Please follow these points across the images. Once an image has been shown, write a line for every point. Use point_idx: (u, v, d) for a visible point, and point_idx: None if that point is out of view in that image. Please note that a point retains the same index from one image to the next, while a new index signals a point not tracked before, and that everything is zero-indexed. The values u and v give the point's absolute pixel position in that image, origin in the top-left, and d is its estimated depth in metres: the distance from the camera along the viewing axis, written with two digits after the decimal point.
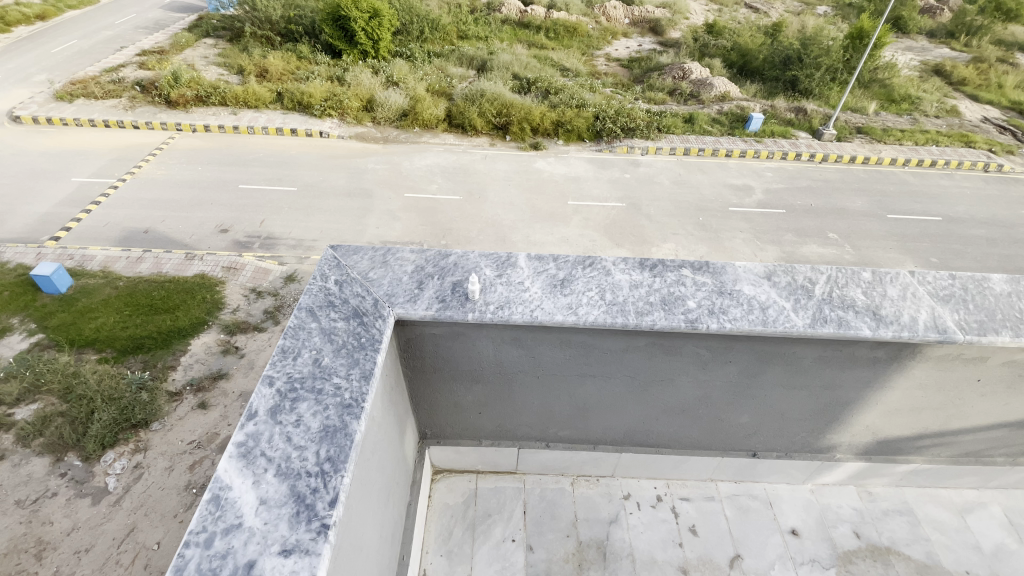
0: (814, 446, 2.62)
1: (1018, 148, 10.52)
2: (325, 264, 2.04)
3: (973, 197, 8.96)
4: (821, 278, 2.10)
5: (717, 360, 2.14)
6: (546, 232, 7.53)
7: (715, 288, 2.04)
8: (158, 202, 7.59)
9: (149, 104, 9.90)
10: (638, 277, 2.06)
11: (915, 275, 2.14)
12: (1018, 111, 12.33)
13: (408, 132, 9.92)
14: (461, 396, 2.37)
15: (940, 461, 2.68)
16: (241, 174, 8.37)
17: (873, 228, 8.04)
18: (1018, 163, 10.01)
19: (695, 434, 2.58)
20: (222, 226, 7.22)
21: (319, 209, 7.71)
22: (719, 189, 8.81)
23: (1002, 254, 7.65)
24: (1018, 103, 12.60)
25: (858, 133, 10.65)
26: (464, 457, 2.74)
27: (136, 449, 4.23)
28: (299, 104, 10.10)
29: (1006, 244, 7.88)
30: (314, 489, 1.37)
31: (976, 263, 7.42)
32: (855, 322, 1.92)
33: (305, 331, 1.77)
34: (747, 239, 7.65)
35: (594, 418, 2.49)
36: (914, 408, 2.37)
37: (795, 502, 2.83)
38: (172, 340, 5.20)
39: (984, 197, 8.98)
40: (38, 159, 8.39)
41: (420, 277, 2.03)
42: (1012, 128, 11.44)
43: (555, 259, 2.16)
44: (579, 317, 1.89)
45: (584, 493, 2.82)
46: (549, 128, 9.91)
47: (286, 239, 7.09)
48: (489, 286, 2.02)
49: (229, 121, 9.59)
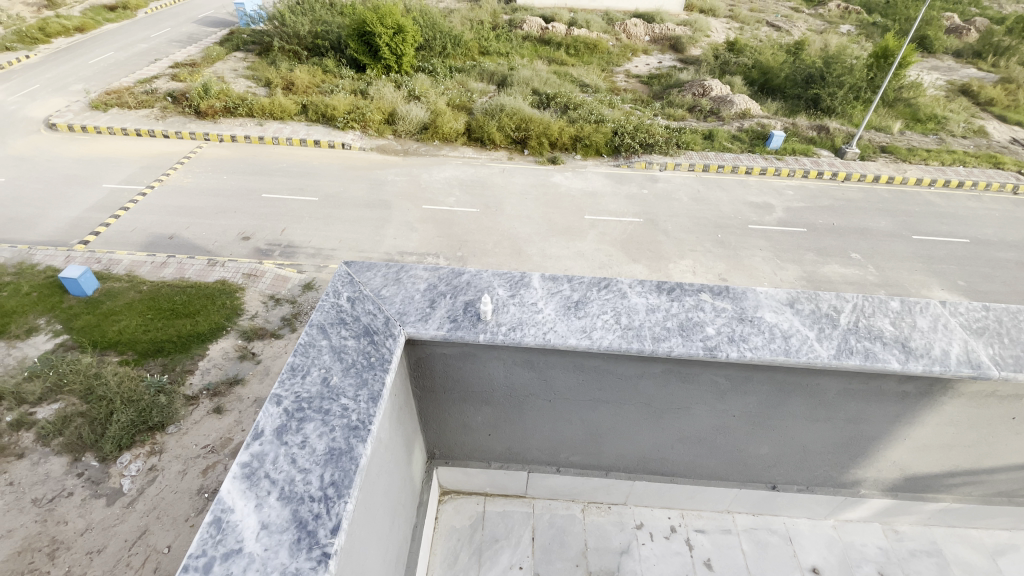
0: (838, 480, 2.50)
1: None
2: (338, 280, 2.03)
3: (1002, 220, 8.69)
4: (847, 306, 2.06)
5: (736, 390, 2.07)
6: (562, 246, 7.50)
7: (735, 314, 2.00)
8: (184, 209, 7.76)
9: (179, 114, 10.19)
10: (655, 301, 2.03)
11: (946, 305, 2.07)
12: None
13: (428, 145, 10.03)
14: (470, 417, 2.32)
15: (971, 500, 2.52)
16: (264, 184, 8.53)
17: (897, 249, 7.85)
18: None
19: (712, 464, 2.48)
20: (245, 234, 7.35)
21: (338, 219, 7.81)
22: (739, 207, 8.68)
23: None
24: None
25: (883, 151, 10.49)
26: (472, 478, 2.67)
27: (151, 451, 4.26)
28: (323, 117, 10.31)
29: None
30: (317, 515, 1.33)
31: (1006, 287, 7.18)
32: (882, 354, 1.86)
33: (315, 348, 1.75)
34: (767, 258, 7.51)
35: (608, 443, 2.42)
36: (945, 444, 2.25)
37: (816, 539, 2.70)
38: (192, 345, 5.27)
39: (1014, 220, 8.70)
40: (71, 165, 8.66)
41: (433, 295, 2.02)
42: None
43: (570, 279, 2.13)
44: (593, 341, 1.85)
45: (595, 521, 2.73)
46: (567, 143, 9.93)
47: (305, 247, 7.18)
48: (501, 306, 1.98)
49: (255, 132, 9.81)
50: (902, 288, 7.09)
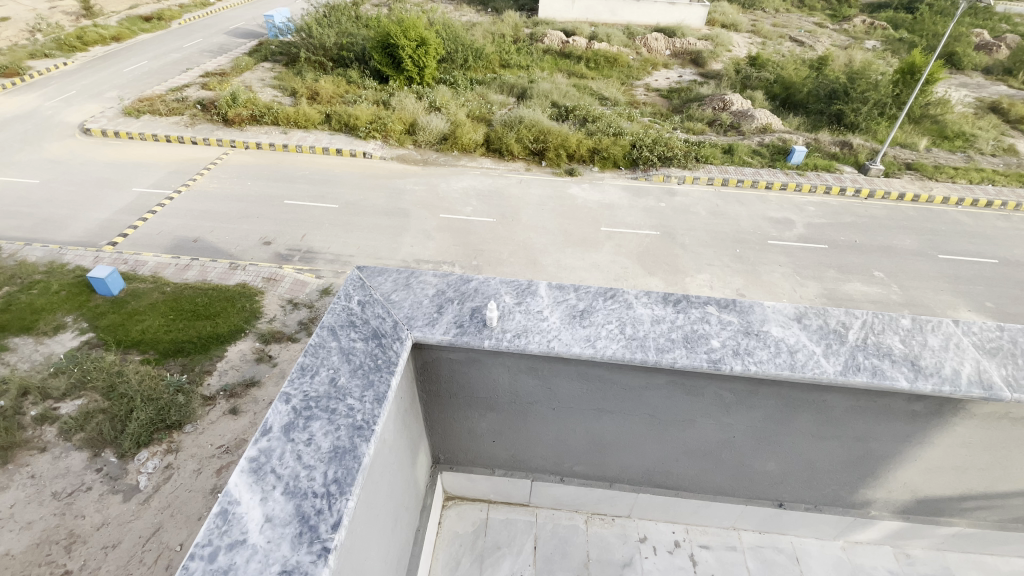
0: (847, 500, 2.46)
1: None
2: (350, 284, 2.09)
3: None
4: (856, 323, 2.08)
5: (741, 404, 2.06)
6: (578, 257, 7.54)
7: (741, 327, 2.02)
8: (208, 213, 7.99)
9: (207, 122, 10.53)
10: (661, 312, 2.05)
11: (959, 324, 2.09)
12: None
13: (447, 155, 10.18)
14: (475, 423, 2.33)
15: (985, 526, 2.45)
16: (287, 190, 8.75)
17: (921, 267, 7.70)
18: None
19: (717, 478, 2.46)
20: (266, 239, 7.53)
21: (358, 226, 7.95)
22: (758, 222, 8.60)
23: None
24: None
25: (908, 169, 10.31)
26: (476, 485, 2.66)
27: (168, 450, 4.37)
28: (346, 126, 10.54)
29: None
30: (318, 511, 1.37)
31: None
32: (890, 371, 1.88)
33: (324, 349, 1.80)
34: (786, 274, 7.43)
35: (611, 454, 2.41)
36: (958, 467, 2.20)
37: (823, 559, 2.62)
38: (211, 346, 5.40)
39: None
40: (103, 169, 9.00)
41: (440, 301, 2.06)
42: None
43: (577, 289, 2.15)
44: (596, 350, 1.87)
45: (599, 533, 2.67)
46: (585, 155, 9.99)
47: (324, 253, 7.33)
48: (507, 313, 2.02)
49: (279, 140, 10.08)
50: (927, 308, 6.94)
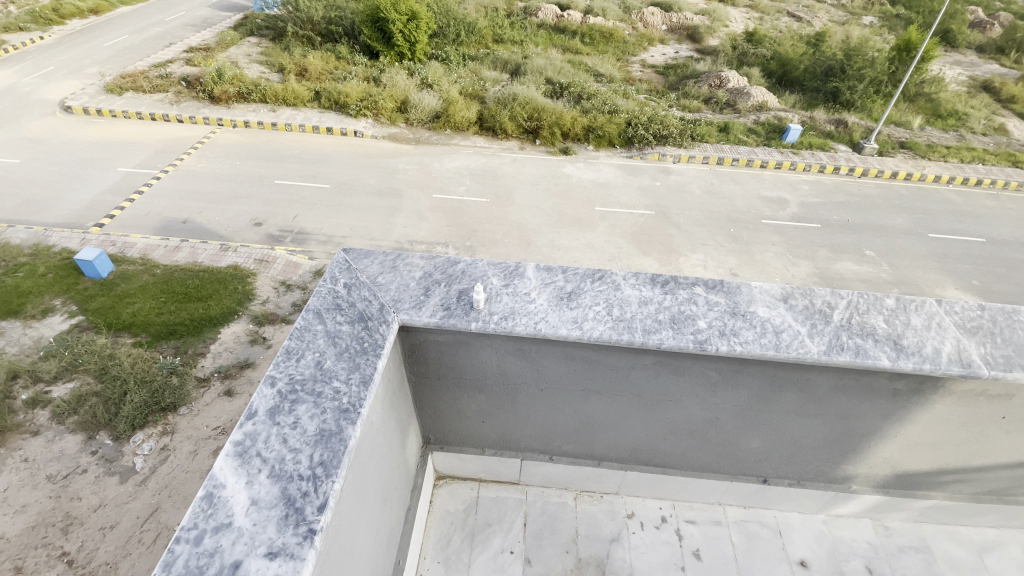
0: (829, 475, 2.51)
1: None
2: (336, 267, 2.07)
3: (1020, 219, 8.53)
4: (841, 303, 2.09)
5: (726, 384, 2.08)
6: (572, 238, 7.51)
7: (728, 308, 2.03)
8: (197, 194, 7.87)
9: (193, 99, 10.27)
10: (648, 294, 2.05)
11: (942, 304, 2.11)
12: None
13: (440, 134, 10.02)
14: (464, 404, 2.34)
15: (961, 499, 2.50)
16: (277, 170, 8.60)
17: (911, 246, 7.76)
18: None
19: (704, 456, 2.50)
20: (257, 220, 7.44)
21: (350, 206, 7.87)
22: (752, 201, 8.59)
23: None
24: None
25: (901, 147, 10.29)
26: (466, 464, 2.68)
27: (163, 432, 4.38)
28: (336, 104, 10.33)
29: None
30: (305, 493, 1.38)
31: (1021, 288, 7.06)
32: (873, 351, 1.90)
33: (310, 332, 1.79)
34: (779, 253, 7.45)
35: (599, 433, 2.44)
36: (936, 443, 2.25)
37: (806, 532, 2.67)
38: (203, 328, 5.37)
39: None
40: (86, 148, 8.80)
41: (428, 284, 2.05)
42: None
43: (565, 270, 2.15)
44: (583, 332, 1.87)
45: (587, 509, 2.71)
46: (580, 134, 9.87)
47: (317, 234, 7.26)
48: (495, 295, 2.01)
49: (268, 118, 9.87)
50: (916, 286, 7.01)
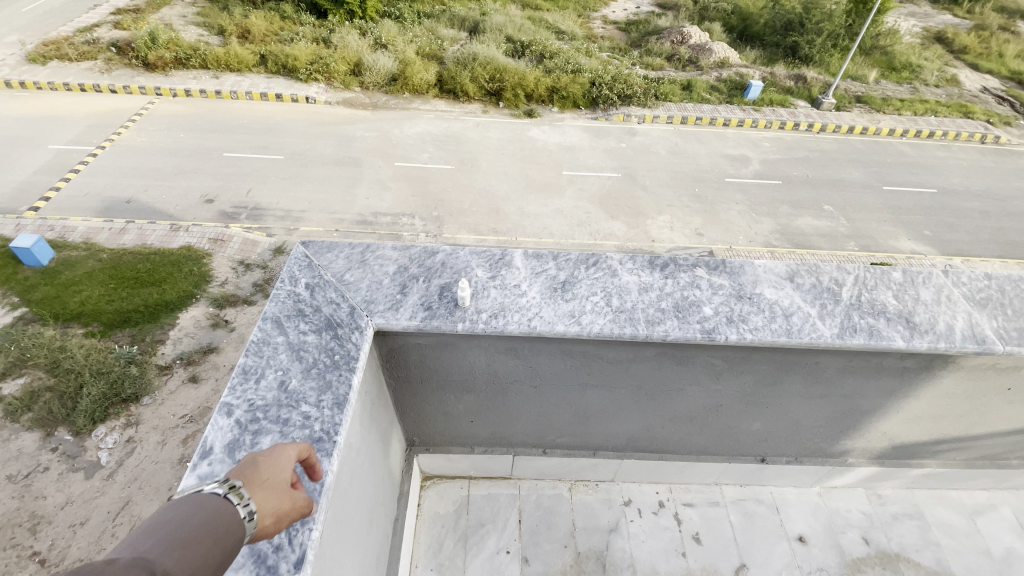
0: (827, 451, 2.47)
1: (1016, 121, 10.28)
2: (295, 265, 1.80)
3: (968, 169, 8.78)
4: (848, 279, 1.97)
5: (732, 371, 1.95)
6: (540, 204, 7.29)
7: (733, 291, 1.88)
8: (140, 170, 7.20)
9: (125, 67, 9.31)
10: (648, 279, 1.87)
11: (949, 275, 2.02)
12: (1018, 82, 12.03)
13: (398, 98, 9.43)
14: (450, 405, 2.14)
15: (955, 466, 2.54)
16: (225, 142, 7.94)
17: (867, 199, 7.87)
18: (1015, 136, 9.81)
19: (702, 440, 2.41)
20: (208, 196, 6.88)
21: (307, 178, 7.37)
22: (716, 160, 8.51)
23: (995, 228, 7.53)
24: (1018, 73, 12.31)
25: (858, 101, 10.35)
26: (455, 464, 2.51)
27: (127, 423, 4.04)
28: (284, 68, 9.56)
29: (999, 217, 7.76)
30: (277, 547, 1.17)
31: (968, 236, 7.33)
32: (887, 331, 1.79)
33: (270, 346, 1.55)
34: (742, 211, 7.43)
35: (596, 425, 2.30)
36: (937, 415, 2.22)
37: (802, 507, 2.65)
38: (160, 314, 4.95)
39: (979, 170, 8.80)
40: (10, 124, 7.90)
41: (403, 280, 1.80)
42: (1011, 98, 11.18)
43: (555, 257, 1.94)
44: (582, 327, 1.69)
45: (583, 500, 2.61)
46: (544, 95, 9.49)
47: (274, 209, 6.78)
48: (481, 290, 1.79)
49: (211, 85, 9.05)
50: (871, 239, 7.15)
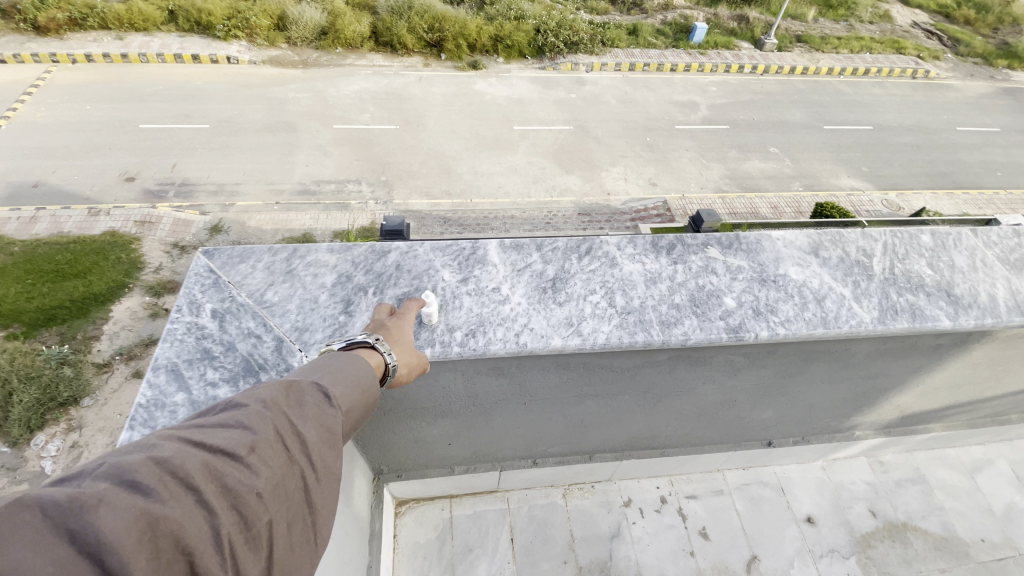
0: (836, 428, 2.29)
1: (944, 54, 10.45)
2: (196, 287, 1.37)
3: (902, 104, 8.89)
4: (877, 247, 1.68)
5: (752, 366, 1.67)
6: (493, 161, 6.83)
7: (755, 274, 1.57)
8: (45, 149, 6.20)
9: (12, 32, 7.85)
10: (655, 268, 1.53)
11: (979, 233, 1.78)
12: (946, 15, 12.20)
13: (331, 54, 8.46)
14: (423, 431, 1.78)
15: (959, 427, 2.41)
16: (141, 112, 6.90)
17: (809, 139, 7.85)
18: (942, 70, 10.00)
19: (708, 432, 2.16)
20: (127, 173, 6.04)
21: (238, 147, 6.56)
22: (665, 107, 8.17)
23: (925, 160, 7.77)
24: (945, 6, 12.47)
25: (798, 41, 10.18)
26: (433, 486, 2.18)
27: (69, 428, 3.69)
28: (199, 25, 8.31)
29: (929, 149, 7.99)
30: None
31: (902, 170, 7.52)
32: (930, 309, 1.53)
33: (167, 410, 1.15)
34: (693, 157, 7.26)
35: (593, 431, 2.00)
36: (955, 385, 2.04)
37: (806, 485, 2.50)
38: (91, 308, 4.47)
39: (910, 104, 8.92)
40: None
41: (346, 293, 1.38)
42: (939, 32, 11.29)
43: (539, 247, 1.56)
44: (584, 339, 1.34)
45: (580, 506, 2.36)
46: (487, 44, 8.76)
47: (205, 184, 6.06)
48: (451, 299, 1.40)
49: (117, 48, 7.79)
50: (813, 178, 7.19)
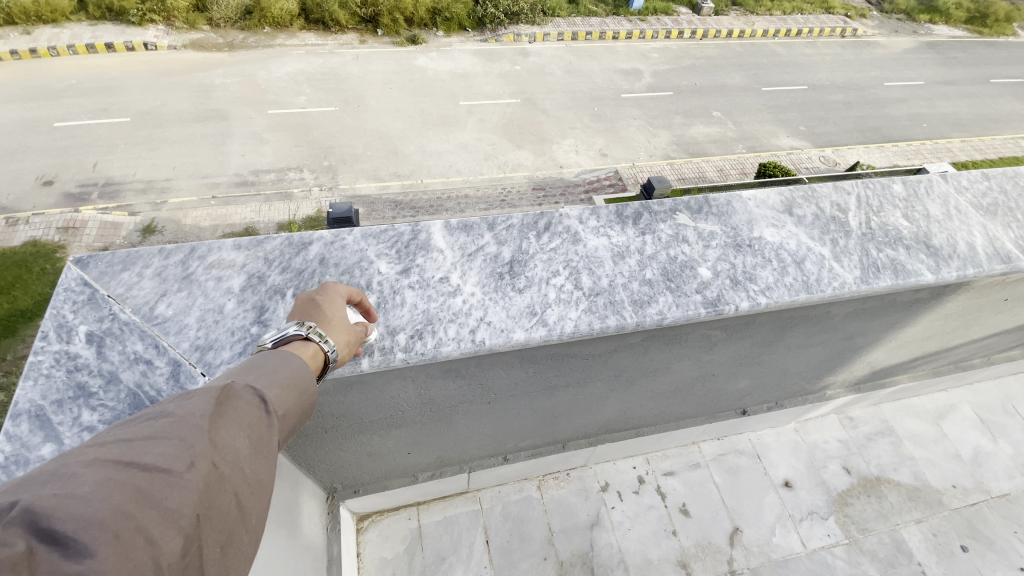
0: (809, 390, 2.24)
1: (870, 11, 10.69)
2: (67, 304, 1.09)
3: (833, 63, 9.06)
4: (851, 201, 1.57)
5: (730, 338, 1.54)
6: (441, 140, 6.50)
7: (729, 239, 1.42)
8: None
9: None
10: (622, 240, 1.36)
11: (948, 180, 1.70)
12: None
13: (259, 35, 7.74)
14: (377, 444, 1.57)
15: (923, 377, 2.42)
16: (54, 109, 6.17)
17: (749, 101, 7.89)
18: (868, 27, 10.24)
19: (683, 408, 2.06)
20: (45, 176, 5.49)
21: (164, 140, 5.97)
22: (610, 76, 8.00)
23: (856, 117, 7.96)
24: None
25: (733, 5, 10.11)
26: (396, 496, 1.99)
27: None
28: (111, 11, 7.35)
29: (859, 106, 8.19)
30: None
31: (836, 128, 7.69)
32: (910, 263, 1.43)
33: None
34: (641, 126, 7.18)
35: (564, 421, 1.85)
36: (925, 337, 2.00)
37: (782, 449, 2.45)
38: (17, 326, 4.10)
39: (840, 63, 9.10)
40: None
41: (261, 298, 1.13)
42: None
43: (490, 226, 1.36)
44: (549, 329, 1.16)
45: (556, 497, 2.22)
46: (426, 18, 8.23)
47: (131, 182, 5.53)
48: (390, 295, 1.18)
49: (24, 42, 6.82)
50: (755, 139, 7.26)
